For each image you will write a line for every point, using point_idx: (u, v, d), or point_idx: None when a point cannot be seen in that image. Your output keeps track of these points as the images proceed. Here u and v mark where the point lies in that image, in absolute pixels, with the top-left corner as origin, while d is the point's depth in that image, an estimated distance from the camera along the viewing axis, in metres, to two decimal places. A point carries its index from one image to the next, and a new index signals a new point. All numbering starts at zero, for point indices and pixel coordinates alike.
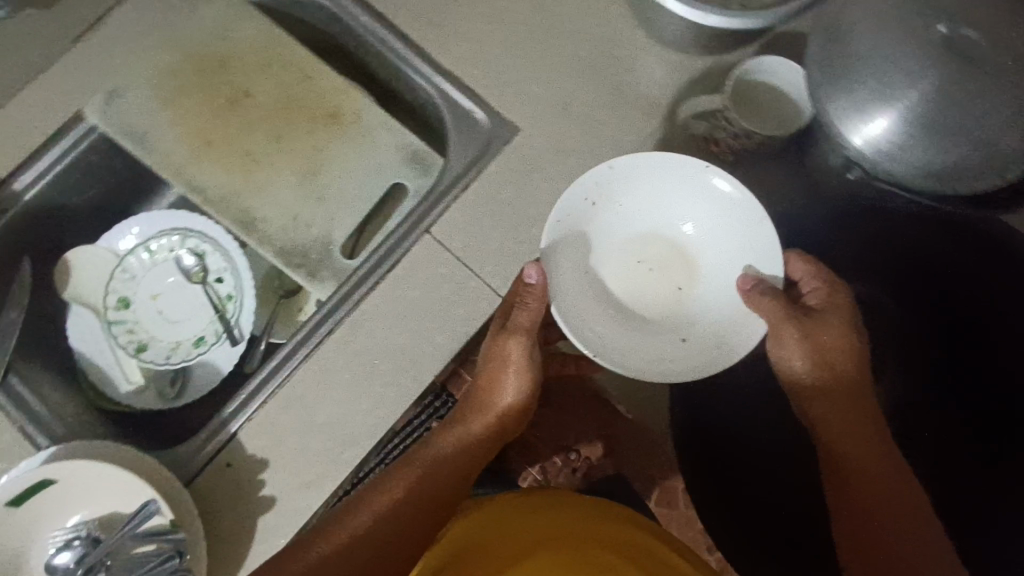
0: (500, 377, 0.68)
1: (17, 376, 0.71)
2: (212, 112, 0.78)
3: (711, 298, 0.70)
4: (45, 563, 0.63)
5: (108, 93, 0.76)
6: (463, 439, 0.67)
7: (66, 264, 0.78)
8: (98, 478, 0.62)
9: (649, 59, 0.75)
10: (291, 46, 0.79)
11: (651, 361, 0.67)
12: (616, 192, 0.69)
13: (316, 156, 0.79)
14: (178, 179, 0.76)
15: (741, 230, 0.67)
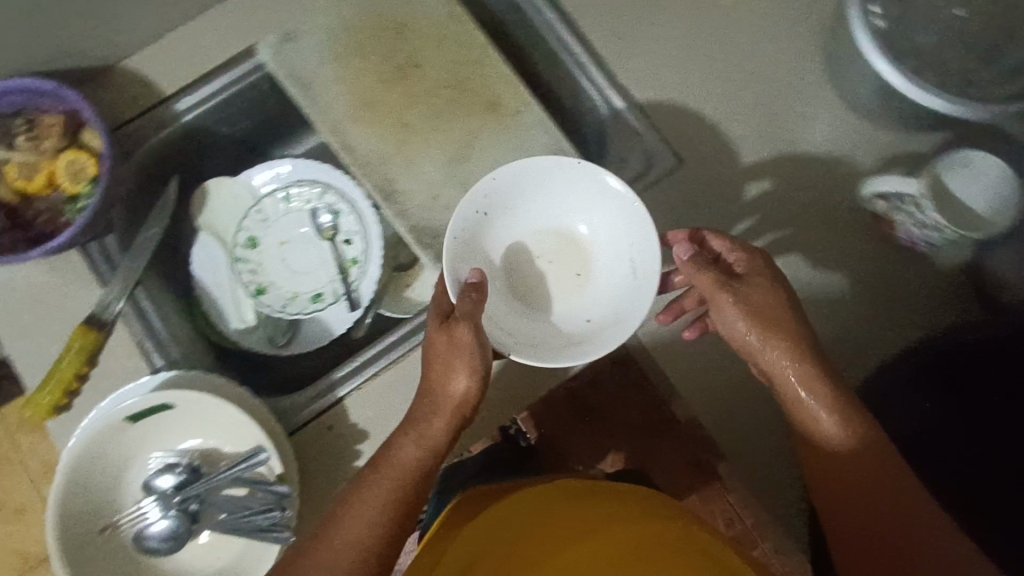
0: (449, 361, 0.57)
1: (145, 292, 0.72)
2: (378, 76, 0.77)
3: (592, 288, 0.68)
4: (145, 481, 0.64)
5: (283, 35, 0.76)
6: (425, 435, 0.55)
7: (205, 192, 0.79)
8: (214, 413, 0.63)
9: (832, 122, 0.73)
10: (469, 27, 0.78)
11: (556, 347, 0.64)
12: (504, 195, 0.66)
13: (470, 140, 0.76)
14: (334, 135, 0.76)
15: (621, 221, 0.65)
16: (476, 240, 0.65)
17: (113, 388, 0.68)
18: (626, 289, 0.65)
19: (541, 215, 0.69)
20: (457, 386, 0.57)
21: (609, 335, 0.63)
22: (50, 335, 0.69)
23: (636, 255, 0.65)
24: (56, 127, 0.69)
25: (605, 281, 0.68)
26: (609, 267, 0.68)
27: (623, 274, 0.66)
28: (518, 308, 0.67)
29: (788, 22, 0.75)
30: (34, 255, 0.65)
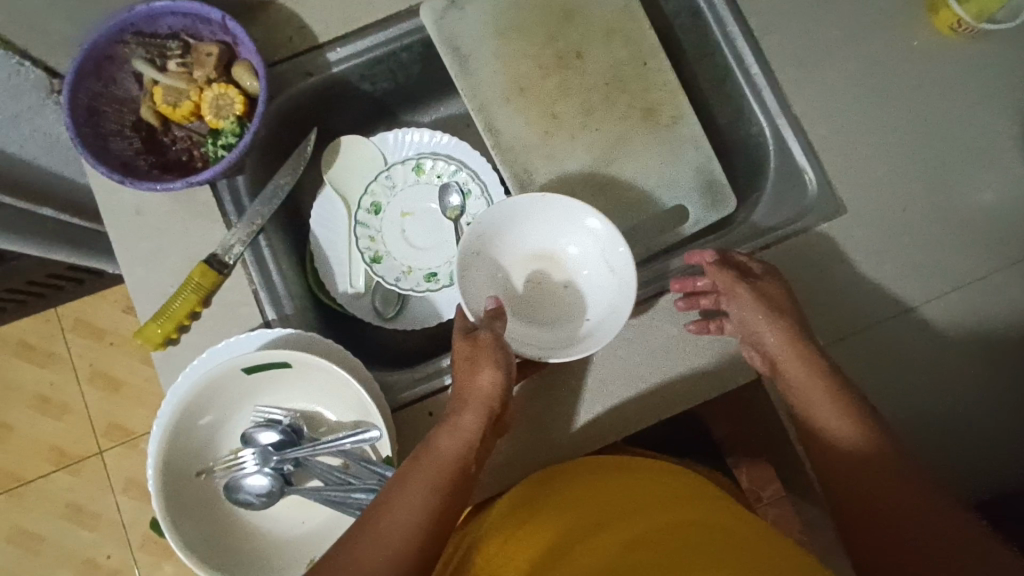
0: (474, 361, 0.58)
1: (265, 239, 0.71)
2: (537, 61, 0.73)
3: (588, 292, 0.69)
4: (244, 433, 0.63)
5: (449, 0, 0.73)
6: (458, 427, 0.55)
7: (336, 146, 0.76)
8: (328, 381, 0.61)
9: (1008, 196, 0.69)
10: (641, 27, 0.74)
11: (566, 346, 0.67)
12: (491, 234, 0.68)
13: (617, 144, 0.73)
14: (480, 112, 0.72)
15: (597, 236, 0.66)
16: (474, 280, 0.67)
17: (223, 330, 0.67)
18: (613, 287, 0.67)
19: (526, 239, 0.70)
20: (484, 384, 0.57)
21: (607, 326, 0.64)
22: (169, 266, 0.69)
23: (610, 252, 0.66)
24: (211, 58, 0.67)
25: (594, 284, 0.69)
26: (590, 273, 0.69)
27: (604, 269, 0.67)
28: (534, 326, 0.69)
29: (983, 82, 0.70)
30: (174, 187, 0.64)
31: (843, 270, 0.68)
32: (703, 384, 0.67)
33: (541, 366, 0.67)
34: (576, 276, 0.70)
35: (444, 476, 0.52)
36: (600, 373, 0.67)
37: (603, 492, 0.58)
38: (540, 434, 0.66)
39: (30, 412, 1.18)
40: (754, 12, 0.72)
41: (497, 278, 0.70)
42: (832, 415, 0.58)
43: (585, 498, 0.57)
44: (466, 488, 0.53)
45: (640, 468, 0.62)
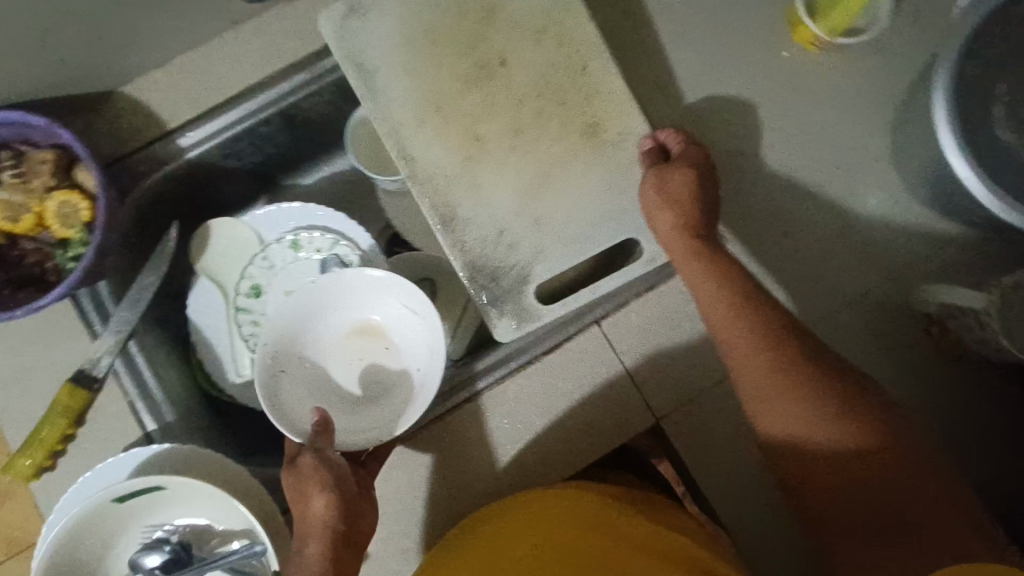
0: (303, 491, 0.55)
1: (137, 343, 0.68)
2: (455, 75, 0.66)
3: (407, 344, 0.68)
4: (130, 559, 0.60)
5: (350, 9, 0.66)
6: (302, 565, 0.52)
7: (206, 232, 0.74)
8: (208, 496, 0.59)
9: (883, 206, 0.68)
10: (577, 24, 0.67)
11: (398, 412, 0.65)
12: (289, 344, 0.66)
13: (550, 170, 0.66)
14: (393, 140, 0.65)
15: (387, 289, 0.67)
16: (290, 397, 0.65)
17: (102, 448, 0.64)
18: (424, 330, 0.66)
19: (332, 325, 0.68)
20: (318, 511, 0.54)
21: (432, 368, 0.64)
22: (32, 387, 0.64)
23: (405, 298, 0.66)
24: (46, 165, 0.63)
25: (410, 338, 0.68)
26: (399, 329, 0.68)
27: (411, 318, 0.67)
28: (367, 408, 0.67)
29: (852, 94, 0.69)
30: (18, 314, 0.60)
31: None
32: (605, 439, 0.65)
33: (439, 444, 0.64)
34: (394, 339, 0.68)
35: None
36: (501, 441, 0.64)
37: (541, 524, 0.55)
38: (445, 514, 0.64)
39: None
40: (617, 49, 0.71)
41: (318, 378, 0.67)
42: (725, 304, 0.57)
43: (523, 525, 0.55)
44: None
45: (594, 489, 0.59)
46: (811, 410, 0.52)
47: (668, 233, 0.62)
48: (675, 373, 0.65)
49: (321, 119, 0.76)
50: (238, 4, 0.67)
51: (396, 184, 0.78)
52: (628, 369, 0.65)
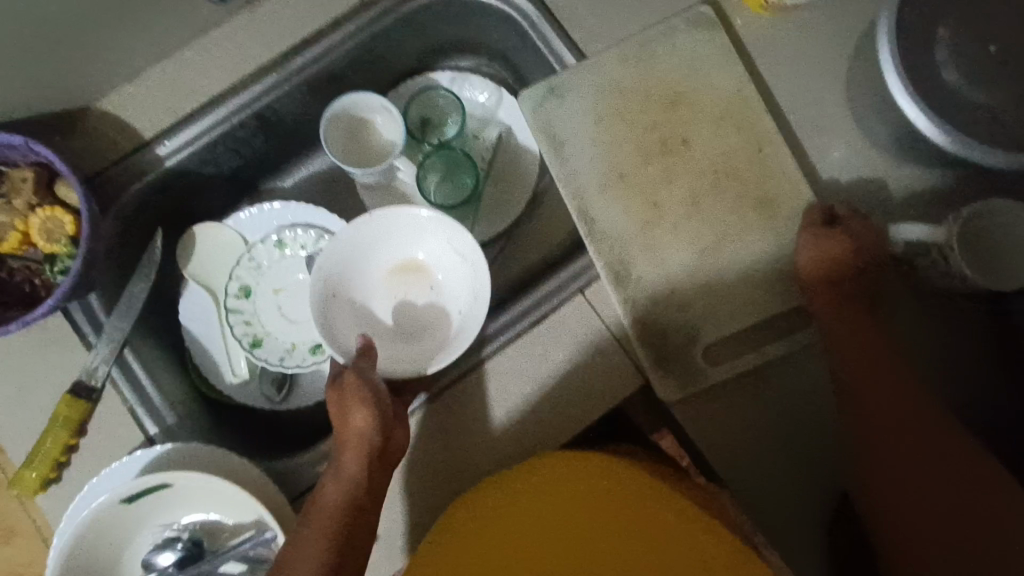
0: (346, 406, 0.60)
1: (132, 351, 0.69)
2: (638, 144, 0.70)
3: (450, 284, 0.72)
4: (144, 559, 0.62)
5: (549, 88, 0.72)
6: (341, 466, 0.58)
7: (190, 238, 0.76)
8: (213, 490, 0.60)
9: (848, 155, 0.70)
10: (760, 114, 0.69)
11: (436, 349, 0.70)
12: (342, 270, 0.70)
13: (726, 237, 0.68)
14: (576, 201, 0.70)
15: (439, 231, 0.70)
16: (338, 320, 0.70)
17: (105, 455, 0.65)
18: (468, 272, 0.70)
19: (381, 257, 0.72)
20: (359, 425, 0.59)
21: (475, 312, 0.68)
22: (32, 401, 0.65)
23: (454, 241, 0.69)
24: (28, 183, 0.64)
25: (453, 278, 0.72)
26: (445, 267, 0.72)
27: (456, 261, 0.71)
28: (407, 341, 0.72)
29: (806, 52, 0.72)
30: (13, 328, 0.61)
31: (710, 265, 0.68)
32: (597, 405, 0.66)
33: (437, 422, 0.66)
34: (438, 278, 0.72)
35: (335, 525, 0.55)
36: (495, 413, 0.66)
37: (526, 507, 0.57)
38: (446, 491, 0.65)
39: None
40: (576, 27, 0.73)
41: (364, 308, 0.72)
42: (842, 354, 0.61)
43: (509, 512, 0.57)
44: (367, 517, 0.57)
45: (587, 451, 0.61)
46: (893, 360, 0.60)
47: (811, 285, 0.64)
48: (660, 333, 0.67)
49: (295, 120, 0.77)
50: (203, 12, 0.69)
51: (380, 177, 0.80)
52: (613, 332, 0.67)
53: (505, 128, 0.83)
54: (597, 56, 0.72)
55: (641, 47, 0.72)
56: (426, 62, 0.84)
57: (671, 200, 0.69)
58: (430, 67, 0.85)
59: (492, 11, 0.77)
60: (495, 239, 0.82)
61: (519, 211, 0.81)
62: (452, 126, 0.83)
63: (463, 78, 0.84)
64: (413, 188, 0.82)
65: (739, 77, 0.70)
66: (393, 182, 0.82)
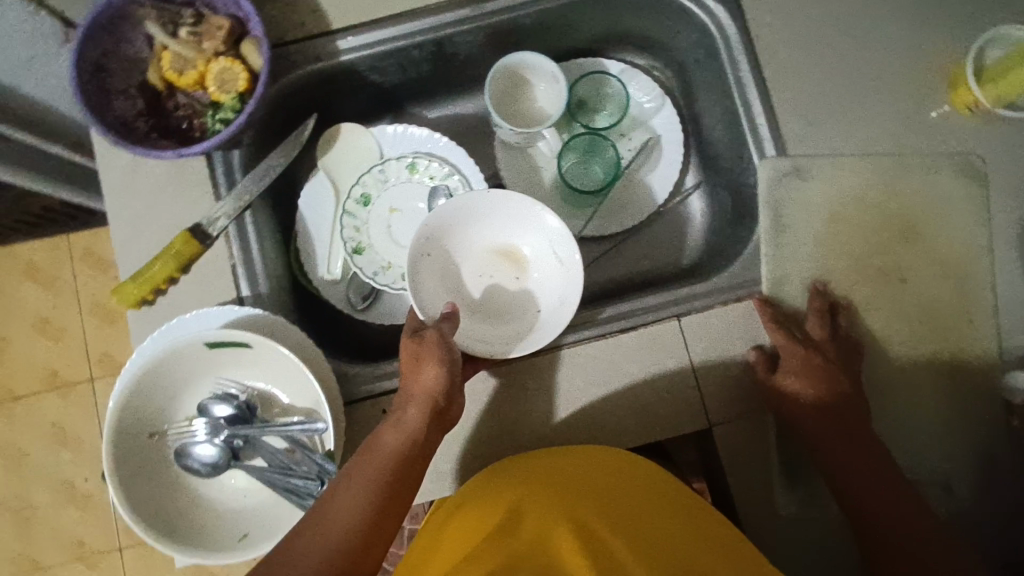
0: (420, 359, 0.60)
1: (252, 215, 0.72)
2: (855, 260, 0.67)
3: (539, 284, 0.71)
4: (200, 404, 0.65)
5: (796, 169, 0.68)
6: (403, 420, 0.58)
7: (335, 133, 0.79)
8: (285, 366, 0.63)
9: (998, 284, 0.67)
10: (982, 269, 0.67)
11: (509, 341, 0.68)
12: (443, 236, 0.70)
13: (896, 373, 0.66)
14: (775, 288, 0.67)
15: (544, 231, 0.69)
16: (426, 282, 0.69)
17: (199, 297, 0.69)
18: (561, 278, 0.68)
19: (481, 234, 0.72)
20: (428, 380, 0.59)
21: (559, 316, 0.66)
22: (153, 227, 0.70)
23: (556, 244, 0.68)
24: (221, 31, 0.68)
25: (545, 278, 0.70)
26: (539, 266, 0.71)
27: (553, 265, 0.70)
28: (482, 322, 0.70)
29: (993, 169, 0.68)
30: (166, 156, 0.66)
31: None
32: (656, 430, 0.66)
33: (501, 387, 0.66)
34: (529, 274, 0.71)
35: (389, 469, 0.56)
36: (558, 398, 0.66)
37: (573, 501, 0.55)
38: (484, 452, 0.65)
39: (29, 331, 1.24)
40: (769, 60, 0.69)
41: (450, 278, 0.71)
42: (874, 500, 0.58)
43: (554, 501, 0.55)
44: (414, 479, 0.57)
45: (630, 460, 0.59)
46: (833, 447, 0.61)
47: (820, 429, 0.61)
48: (740, 386, 0.66)
49: (465, 57, 0.78)
50: None
51: (517, 139, 0.80)
52: (695, 368, 0.66)
53: (654, 136, 0.82)
54: (783, 113, 0.69)
55: (825, 113, 0.68)
56: (603, 45, 0.83)
57: (798, 296, 0.67)
58: (605, 50, 0.84)
59: (690, 18, 0.73)
60: (610, 239, 0.82)
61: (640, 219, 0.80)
62: (604, 119, 0.82)
63: (633, 74, 0.83)
64: (546, 160, 0.82)
65: (982, 235, 0.67)
66: (530, 147, 0.82)
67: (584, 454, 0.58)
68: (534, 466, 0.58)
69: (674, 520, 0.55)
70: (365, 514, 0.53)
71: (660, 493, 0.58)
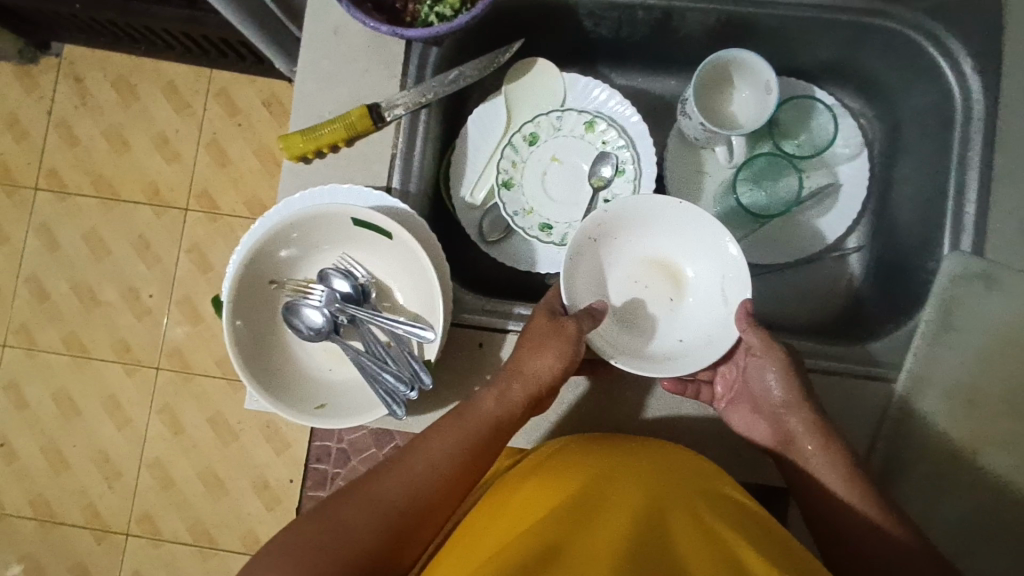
0: (541, 343, 0.61)
1: (426, 114, 0.72)
2: (1007, 388, 0.62)
3: (690, 315, 0.69)
4: (322, 271, 0.67)
5: (984, 274, 0.63)
6: (508, 394, 0.61)
7: (528, 65, 0.78)
8: (414, 266, 0.64)
9: None
10: None
11: (642, 355, 0.66)
12: (616, 228, 0.69)
13: (1003, 516, 0.61)
14: (912, 383, 0.63)
15: (722, 264, 0.66)
16: (583, 262, 0.68)
17: (351, 173, 0.70)
18: (718, 318, 0.66)
19: (657, 241, 0.70)
20: (542, 366, 0.60)
21: (700, 355, 0.64)
22: (334, 91, 0.71)
23: (728, 284, 0.66)
24: None
25: (699, 310, 0.68)
26: (700, 296, 0.69)
27: (712, 300, 0.67)
28: (619, 328, 0.69)
29: None
30: (381, 29, 0.66)
31: (939, 464, 0.62)
32: (728, 464, 0.65)
33: (601, 368, 0.66)
34: (684, 298, 0.69)
35: (478, 435, 0.59)
36: (652, 400, 0.66)
37: (663, 489, 0.54)
38: (560, 421, 0.66)
39: (150, 144, 1.30)
40: (1007, 152, 0.63)
41: (605, 270, 0.70)
42: None
43: (643, 486, 0.55)
44: (498, 448, 0.60)
45: (716, 471, 0.58)
46: (838, 485, 0.57)
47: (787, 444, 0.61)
48: None
49: (682, 37, 0.75)
50: None
51: (698, 135, 0.76)
52: None
53: (836, 183, 0.78)
54: (1000, 213, 0.63)
55: None
56: (823, 75, 0.78)
57: (933, 402, 0.63)
58: (820, 81, 0.79)
59: (934, 79, 0.68)
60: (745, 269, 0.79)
61: (784, 259, 0.78)
62: (792, 147, 0.78)
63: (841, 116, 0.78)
64: (717, 168, 0.78)
65: None
66: (705, 149, 0.78)
67: (666, 452, 0.58)
68: (626, 452, 0.58)
69: (694, 491, 0.55)
70: (444, 474, 0.57)
71: (688, 471, 0.57)
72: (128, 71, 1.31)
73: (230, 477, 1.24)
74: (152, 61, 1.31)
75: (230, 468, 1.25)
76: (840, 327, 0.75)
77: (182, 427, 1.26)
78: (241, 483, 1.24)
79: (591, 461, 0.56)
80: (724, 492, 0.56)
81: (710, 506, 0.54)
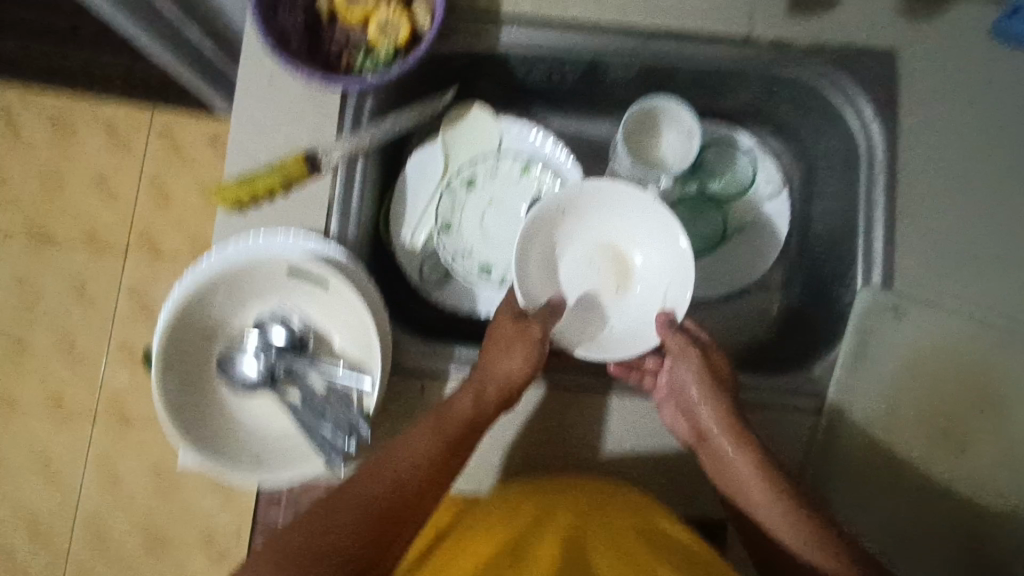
0: (510, 344, 0.63)
1: (363, 160, 0.73)
2: (919, 414, 0.66)
3: (632, 305, 0.70)
4: (258, 321, 0.66)
5: (892, 307, 0.67)
6: (482, 395, 0.61)
7: (465, 111, 0.80)
8: (351, 312, 0.64)
9: None
10: None
11: (577, 334, 0.69)
12: (584, 205, 0.69)
13: (919, 534, 0.64)
14: (834, 411, 0.66)
15: (672, 265, 0.68)
16: (543, 231, 0.69)
17: (287, 219, 0.70)
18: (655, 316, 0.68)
19: (621, 228, 0.71)
20: (513, 365, 0.62)
21: (625, 347, 0.67)
22: (270, 139, 0.71)
23: (671, 287, 0.68)
24: None
25: (641, 302, 0.70)
26: (646, 287, 0.70)
27: (654, 298, 0.69)
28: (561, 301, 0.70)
29: None
30: (314, 80, 0.67)
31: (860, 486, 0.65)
32: (667, 496, 0.67)
33: (542, 408, 0.67)
34: (631, 285, 0.71)
35: (456, 436, 0.59)
36: (592, 437, 0.67)
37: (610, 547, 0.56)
38: (503, 462, 0.67)
39: (87, 184, 1.26)
40: (903, 193, 0.69)
41: (564, 242, 0.71)
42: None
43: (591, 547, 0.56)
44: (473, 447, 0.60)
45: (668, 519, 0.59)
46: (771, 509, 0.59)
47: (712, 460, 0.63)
48: None
49: (610, 84, 0.78)
50: None
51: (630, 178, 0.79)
52: None
53: (761, 220, 0.82)
54: (902, 249, 0.68)
55: (941, 268, 0.68)
56: (744, 118, 0.83)
57: (854, 428, 0.66)
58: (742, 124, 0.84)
59: (841, 125, 0.73)
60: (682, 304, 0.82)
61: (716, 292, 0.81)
62: (719, 185, 0.82)
63: (762, 157, 0.83)
64: None
65: None
66: None
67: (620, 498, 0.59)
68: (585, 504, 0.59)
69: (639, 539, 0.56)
70: (423, 478, 0.56)
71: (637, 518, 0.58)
72: (62, 110, 1.27)
73: (172, 529, 1.18)
74: (88, 100, 1.27)
75: (171, 518, 1.19)
76: (772, 355, 0.78)
77: (119, 477, 1.20)
78: (183, 534, 1.18)
79: (553, 501, 0.58)
80: (660, 527, 0.57)
81: (642, 545, 0.55)
